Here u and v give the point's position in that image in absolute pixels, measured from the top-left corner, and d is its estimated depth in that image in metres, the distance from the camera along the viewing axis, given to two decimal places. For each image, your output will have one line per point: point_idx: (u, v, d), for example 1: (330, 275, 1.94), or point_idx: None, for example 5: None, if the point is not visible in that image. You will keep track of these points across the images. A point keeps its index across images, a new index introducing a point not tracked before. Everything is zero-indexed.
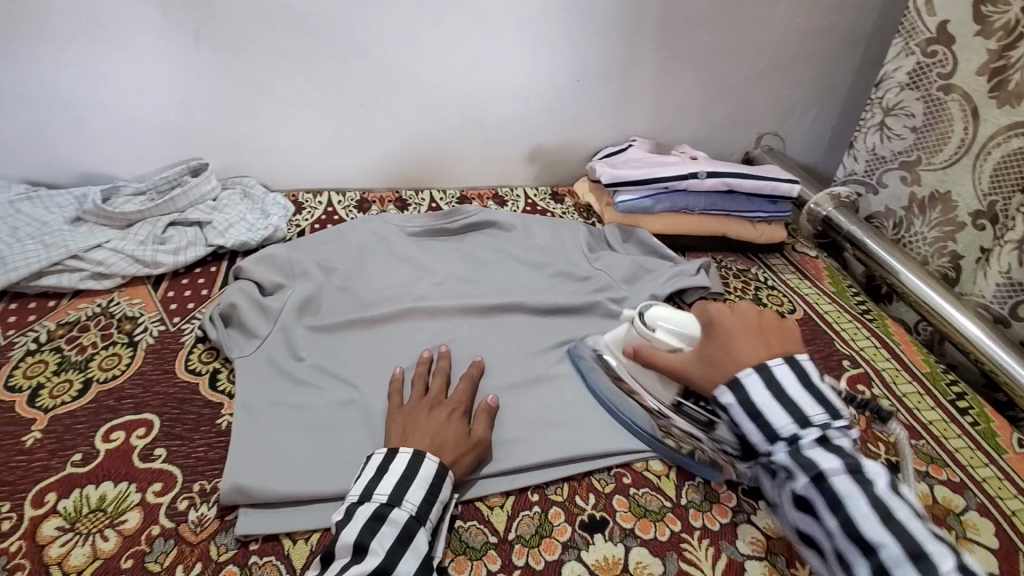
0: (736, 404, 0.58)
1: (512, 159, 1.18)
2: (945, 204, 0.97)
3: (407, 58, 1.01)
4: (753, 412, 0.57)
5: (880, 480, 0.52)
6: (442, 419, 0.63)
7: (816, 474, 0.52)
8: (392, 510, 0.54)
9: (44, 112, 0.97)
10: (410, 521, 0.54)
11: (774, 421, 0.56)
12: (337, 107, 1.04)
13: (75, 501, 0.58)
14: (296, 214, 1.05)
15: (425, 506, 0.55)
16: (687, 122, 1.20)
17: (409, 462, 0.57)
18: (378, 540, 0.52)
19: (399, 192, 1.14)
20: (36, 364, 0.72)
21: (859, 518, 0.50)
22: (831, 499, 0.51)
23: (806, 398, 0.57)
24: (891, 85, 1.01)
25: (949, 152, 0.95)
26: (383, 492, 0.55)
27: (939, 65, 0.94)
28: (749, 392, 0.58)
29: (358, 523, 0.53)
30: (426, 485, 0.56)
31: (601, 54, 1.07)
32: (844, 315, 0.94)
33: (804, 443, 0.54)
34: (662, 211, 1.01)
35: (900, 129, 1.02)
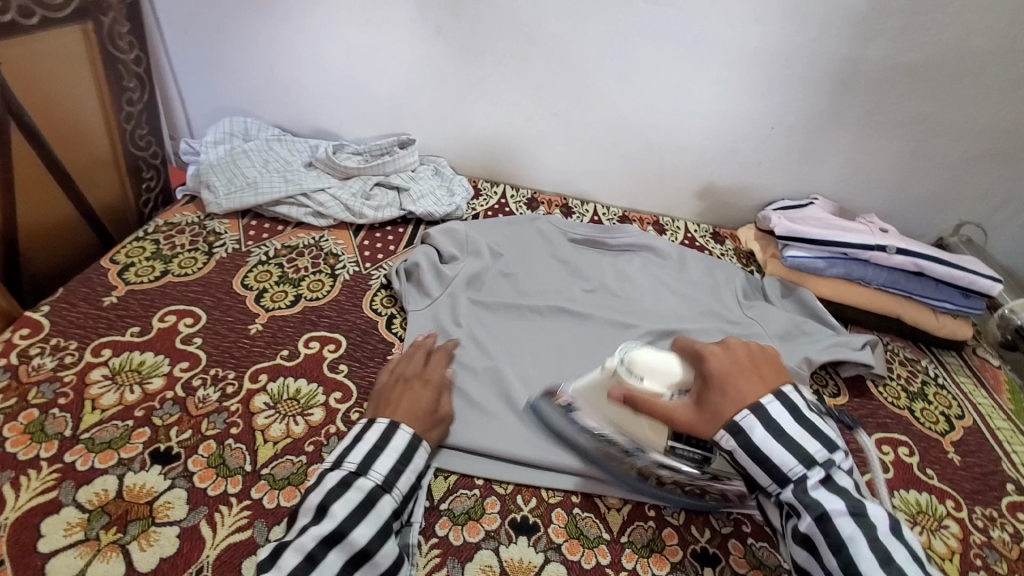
0: (739, 446, 0.57)
1: (681, 191, 1.20)
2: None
3: (609, 79, 1.08)
4: (759, 456, 0.56)
5: (880, 522, 0.53)
6: (413, 393, 0.67)
7: (819, 515, 0.53)
8: (357, 478, 0.55)
9: (307, 74, 1.18)
10: (373, 488, 0.55)
11: (779, 462, 0.55)
12: (535, 111, 1.14)
13: (279, 387, 0.71)
14: (475, 199, 1.16)
15: (394, 474, 0.57)
16: (878, 192, 1.14)
17: (382, 433, 0.60)
18: (339, 505, 0.53)
19: (566, 199, 1.22)
20: (263, 272, 0.89)
21: (859, 559, 0.50)
22: (834, 541, 0.51)
23: (807, 434, 0.56)
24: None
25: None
26: (353, 460, 0.57)
27: None
28: (753, 435, 0.56)
29: (325, 488, 0.55)
30: (395, 455, 0.59)
31: (804, 107, 1.06)
32: (1020, 438, 0.84)
33: (809, 483, 0.55)
34: (833, 276, 0.97)
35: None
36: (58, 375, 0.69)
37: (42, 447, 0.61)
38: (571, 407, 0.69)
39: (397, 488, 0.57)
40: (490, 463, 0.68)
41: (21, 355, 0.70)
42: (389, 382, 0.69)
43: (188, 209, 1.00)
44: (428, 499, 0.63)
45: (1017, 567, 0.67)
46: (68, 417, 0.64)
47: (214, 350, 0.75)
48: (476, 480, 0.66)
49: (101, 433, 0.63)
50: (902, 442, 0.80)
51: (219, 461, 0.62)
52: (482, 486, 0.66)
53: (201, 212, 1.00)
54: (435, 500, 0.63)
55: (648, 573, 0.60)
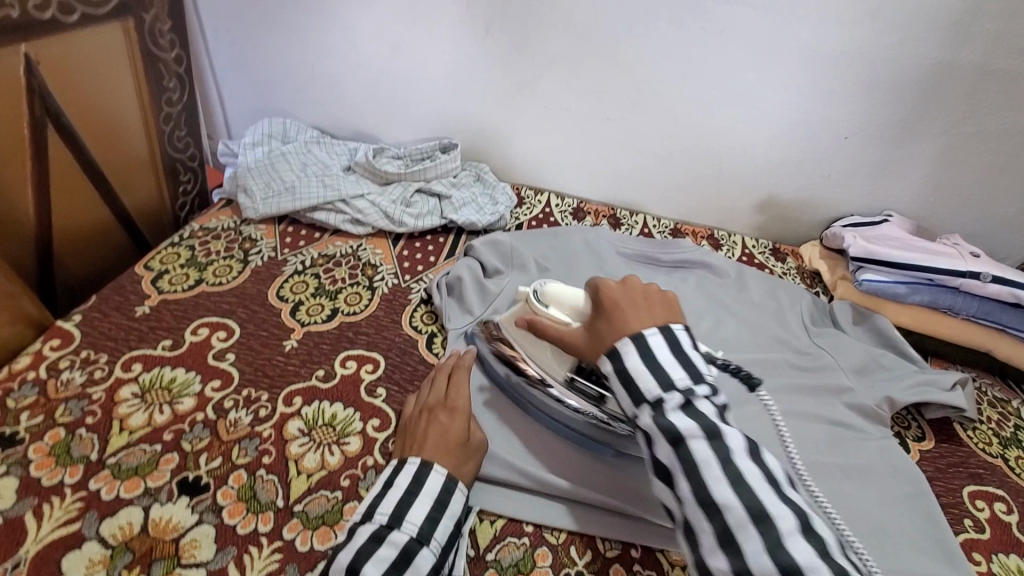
0: (613, 373, 0.51)
1: (739, 204, 1.12)
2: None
3: (667, 83, 1.01)
4: (625, 380, 0.49)
5: (737, 447, 0.45)
6: (442, 424, 0.61)
7: (675, 441, 0.45)
8: (390, 531, 0.50)
9: (348, 73, 1.14)
10: (409, 541, 0.50)
11: (641, 386, 0.48)
12: (585, 116, 1.08)
13: (314, 411, 0.66)
14: (517, 207, 1.10)
15: (430, 522, 0.52)
16: (962, 210, 1.03)
17: (414, 475, 0.55)
18: (372, 565, 0.47)
19: (614, 209, 1.15)
20: (299, 282, 0.85)
21: (711, 483, 0.43)
22: (688, 466, 0.44)
23: (675, 359, 0.49)
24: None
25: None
26: (385, 511, 0.52)
27: None
28: (624, 360, 0.50)
29: (355, 545, 0.49)
30: (430, 501, 0.54)
31: (883, 116, 0.96)
32: None
33: (666, 407, 0.46)
34: (914, 304, 0.88)
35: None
36: (87, 391, 0.65)
37: (68, 471, 0.58)
38: (498, 342, 0.73)
39: (434, 540, 0.52)
40: (540, 506, 0.62)
41: (50, 368, 0.67)
42: (418, 417, 0.63)
43: (224, 213, 0.97)
44: (472, 547, 0.58)
45: None
46: (95, 439, 0.61)
47: (247, 368, 0.71)
48: (524, 526, 0.60)
49: (128, 458, 0.60)
50: (1000, 497, 0.71)
51: (249, 495, 0.58)
52: (531, 533, 0.60)
53: (237, 216, 0.97)
54: (480, 548, 0.58)
55: None
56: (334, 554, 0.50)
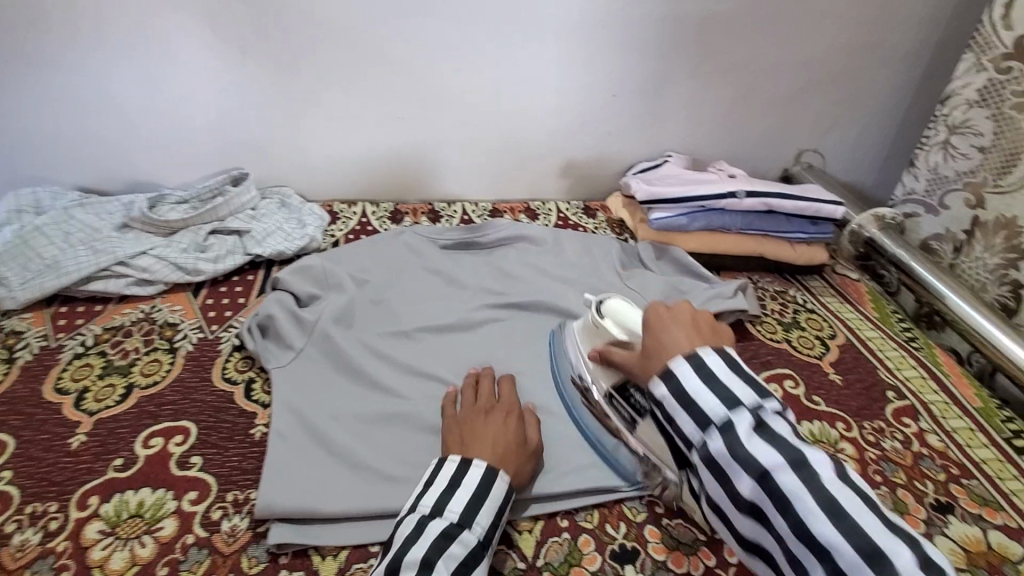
0: (668, 395, 0.54)
1: (546, 174, 1.18)
2: (1009, 230, 0.93)
3: (444, 73, 1.03)
4: (664, 372, 0.54)
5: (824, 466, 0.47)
6: (496, 425, 0.64)
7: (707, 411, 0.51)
8: (430, 519, 0.54)
9: (101, 121, 1.01)
10: (449, 526, 0.53)
11: (703, 407, 0.51)
12: (377, 120, 1.07)
13: (117, 505, 0.60)
14: (331, 224, 1.06)
15: (472, 507, 0.55)
16: (723, 138, 1.18)
17: (484, 477, 0.57)
18: (413, 551, 0.50)
19: (431, 204, 1.15)
20: (83, 367, 0.75)
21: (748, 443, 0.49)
22: (778, 497, 0.46)
23: (733, 376, 0.53)
24: (959, 102, 0.98)
25: (1018, 176, 0.91)
26: (455, 509, 0.54)
27: (1014, 82, 0.90)
28: (682, 381, 0.53)
29: (426, 541, 0.51)
30: (495, 506, 0.56)
31: (639, 71, 1.07)
32: (887, 342, 0.90)
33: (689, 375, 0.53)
34: (697, 230, 0.99)
35: (965, 148, 0.98)
36: None
37: None
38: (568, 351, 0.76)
39: (474, 525, 0.54)
40: (385, 522, 0.61)
41: None
42: (475, 423, 0.64)
43: None
44: None
45: (911, 473, 0.70)
46: None
47: (28, 482, 0.61)
48: (370, 547, 0.59)
49: None
50: (788, 375, 0.82)
51: None
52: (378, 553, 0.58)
53: None
54: None
55: None
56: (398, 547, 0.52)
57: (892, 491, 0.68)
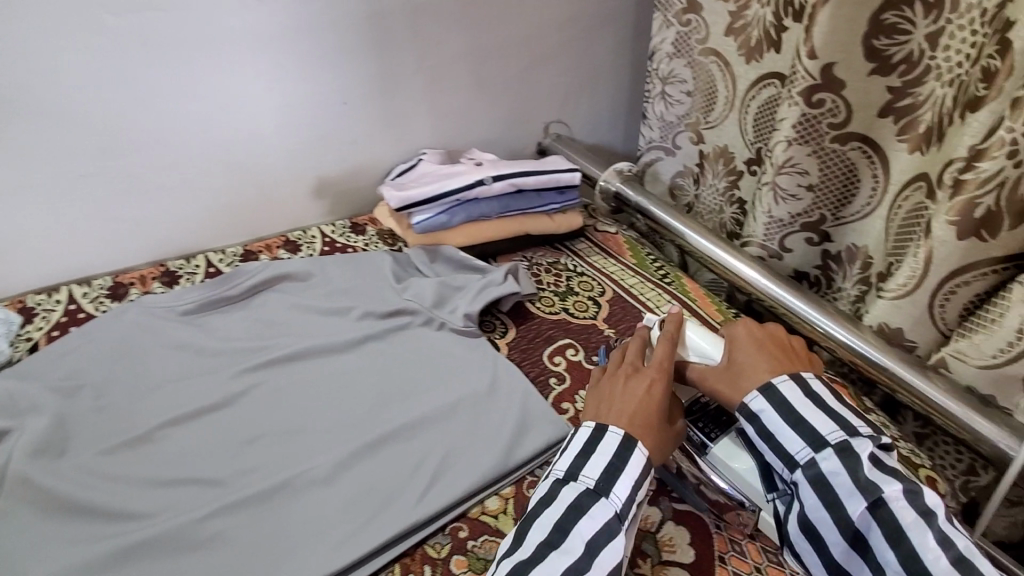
0: (750, 427, 0.59)
1: (298, 198, 1.07)
2: (725, 157, 1.06)
3: (128, 112, 0.87)
4: (796, 419, 0.57)
5: (937, 512, 0.52)
6: (636, 390, 0.61)
7: (875, 497, 0.52)
8: (564, 488, 0.55)
9: None
10: (585, 494, 0.54)
11: (817, 427, 0.56)
12: (53, 183, 0.86)
13: None
14: (26, 325, 0.84)
15: (608, 464, 0.55)
16: (473, 125, 1.18)
17: (624, 442, 0.56)
18: (533, 529, 0.52)
19: (164, 264, 0.98)
20: None
21: (921, 548, 0.49)
22: (891, 529, 0.51)
23: (819, 413, 0.57)
24: (662, 56, 1.09)
25: (718, 111, 1.04)
26: (591, 475, 0.55)
27: (696, 31, 1.02)
28: (784, 397, 0.58)
29: (561, 503, 0.54)
30: (632, 475, 0.55)
31: (363, 72, 1.01)
32: (647, 285, 0.98)
33: (852, 450, 0.54)
34: (460, 224, 0.97)
35: (678, 95, 1.10)
36: None
37: None
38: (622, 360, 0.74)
39: (613, 491, 0.54)
40: None
41: None
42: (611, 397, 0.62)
43: None
44: None
45: None
46: None
47: None
48: None
49: None
50: (569, 345, 0.85)
51: None
52: None
53: None
54: None
55: None
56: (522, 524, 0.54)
57: None
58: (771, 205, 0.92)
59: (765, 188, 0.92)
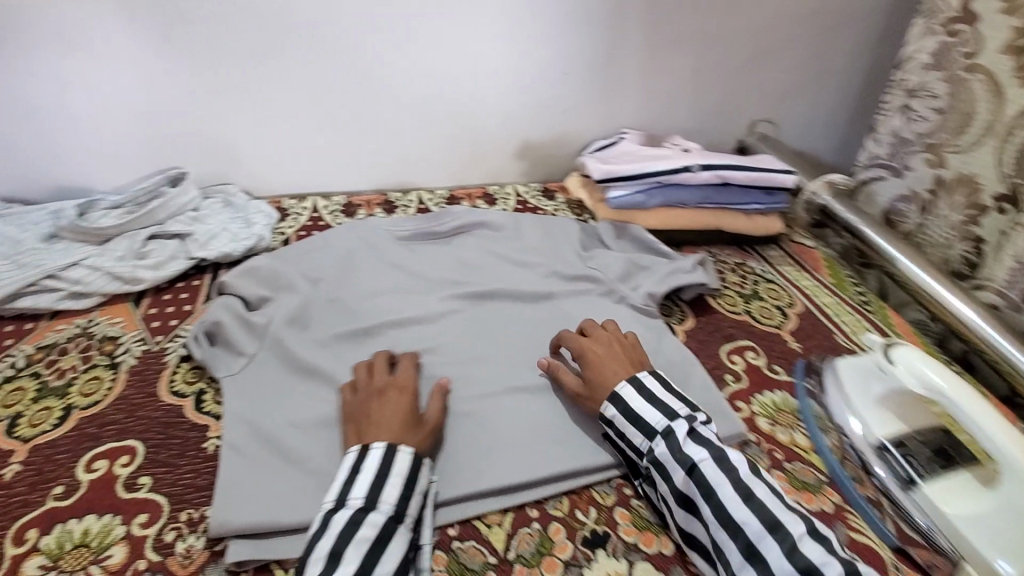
0: (617, 414, 0.64)
1: (502, 156, 1.15)
2: (969, 187, 0.93)
3: (386, 56, 0.99)
4: (634, 418, 0.63)
5: (741, 466, 0.57)
6: (392, 406, 0.63)
7: (688, 466, 0.58)
8: (366, 514, 0.53)
9: (16, 125, 0.93)
10: (348, 517, 0.53)
11: (649, 419, 0.62)
12: (321, 108, 1.02)
13: (58, 537, 0.56)
14: (280, 222, 1.02)
15: (376, 490, 0.55)
16: (680, 112, 1.17)
17: (381, 463, 0.57)
18: (321, 544, 0.51)
19: (385, 194, 1.11)
20: (14, 391, 0.70)
21: (727, 501, 0.55)
22: (705, 488, 0.56)
23: (648, 408, 0.63)
24: (914, 67, 1.00)
25: (973, 135, 0.92)
26: (389, 499, 0.55)
27: (963, 44, 0.92)
28: (626, 401, 0.64)
29: (337, 531, 0.52)
30: (401, 479, 0.56)
31: (590, 45, 1.05)
32: (844, 308, 0.92)
33: (676, 433, 0.60)
34: (656, 206, 0.98)
35: (922, 110, 1.00)
36: None
37: None
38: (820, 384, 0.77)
39: (380, 506, 0.54)
40: None
41: None
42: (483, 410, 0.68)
43: None
44: None
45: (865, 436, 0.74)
46: None
47: None
48: None
49: None
50: (748, 347, 0.83)
51: None
52: None
53: None
54: None
55: None
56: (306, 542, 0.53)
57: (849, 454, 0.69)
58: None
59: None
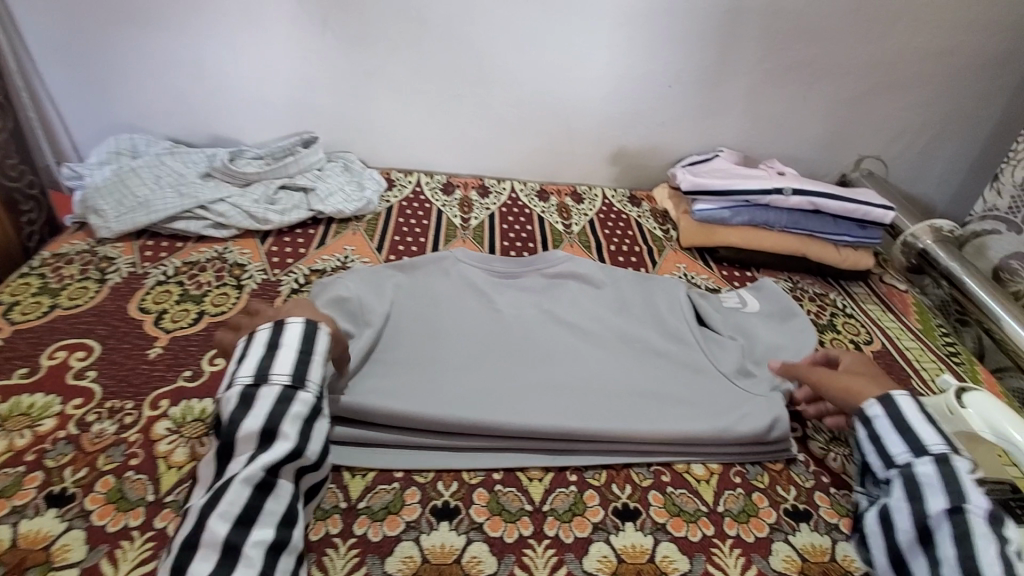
0: (884, 416, 0.59)
1: (595, 159, 1.20)
2: None
3: (503, 51, 1.07)
4: (905, 427, 0.57)
5: (1010, 530, 0.50)
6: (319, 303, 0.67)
7: (957, 500, 0.51)
8: (297, 392, 0.55)
9: (193, 80, 1.11)
10: (280, 390, 0.54)
11: (925, 436, 0.56)
12: (438, 94, 1.13)
13: (182, 409, 0.68)
14: (387, 190, 1.13)
15: (300, 368, 0.56)
16: (781, 137, 1.17)
17: (273, 334, 0.58)
18: (254, 411, 0.52)
19: (482, 180, 1.20)
20: (163, 293, 0.85)
21: (982, 549, 0.48)
22: (961, 530, 0.49)
23: (931, 429, 0.56)
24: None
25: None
26: (255, 367, 0.55)
27: None
28: (902, 408, 0.58)
29: (233, 402, 0.53)
30: (294, 351, 0.57)
31: (698, 60, 1.07)
32: (927, 354, 0.88)
33: (955, 464, 0.53)
34: (740, 224, 1.00)
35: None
36: None
37: None
38: None
39: (306, 384, 0.56)
40: (412, 455, 0.66)
41: None
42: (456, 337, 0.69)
43: (77, 236, 0.94)
44: (345, 500, 0.61)
45: (777, 478, 0.68)
46: None
47: (111, 381, 0.71)
48: (394, 473, 0.64)
49: None
50: None
51: (119, 495, 0.59)
52: (401, 478, 0.64)
53: (91, 238, 0.93)
54: (352, 499, 0.61)
55: (570, 537, 0.60)
56: (216, 414, 0.55)
57: (747, 494, 0.66)
58: None
59: None
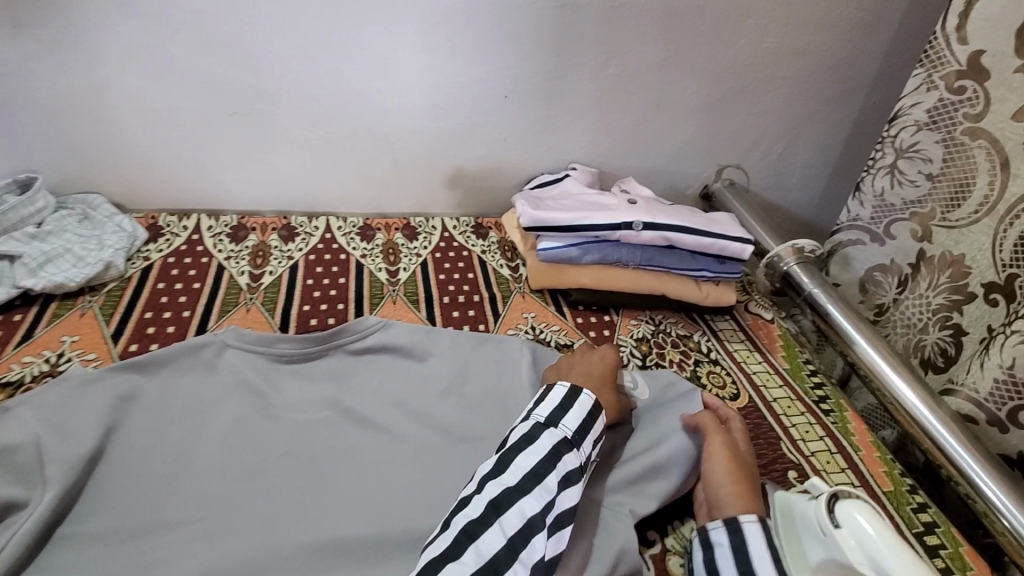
0: (726, 545, 0.52)
1: (430, 183, 1.00)
2: (956, 269, 0.84)
3: (289, 55, 0.83)
4: (742, 561, 0.51)
5: None
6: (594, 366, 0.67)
7: None
8: (568, 449, 0.54)
9: None
10: (563, 441, 0.54)
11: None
12: (209, 114, 0.86)
13: None
14: (147, 243, 0.86)
15: (585, 427, 0.57)
16: (637, 150, 1.03)
17: (569, 390, 0.59)
18: (526, 456, 0.52)
19: (288, 218, 0.96)
20: None
21: None
22: None
23: (770, 565, 0.50)
24: (907, 123, 0.89)
25: (968, 211, 0.82)
26: (542, 413, 0.57)
27: (968, 104, 0.81)
28: (745, 539, 0.52)
29: (541, 446, 0.53)
30: (583, 411, 0.57)
31: (532, 65, 0.90)
32: (795, 405, 0.77)
33: None
34: (590, 263, 0.85)
35: (914, 174, 0.89)
36: None
37: None
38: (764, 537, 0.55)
39: (583, 448, 0.56)
40: None
41: None
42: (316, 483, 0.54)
43: None
44: None
45: None
46: None
47: None
48: None
49: None
50: None
51: None
52: None
53: None
54: None
55: None
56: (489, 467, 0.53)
57: None
58: (1014, 359, 0.74)
59: (1015, 335, 0.74)
